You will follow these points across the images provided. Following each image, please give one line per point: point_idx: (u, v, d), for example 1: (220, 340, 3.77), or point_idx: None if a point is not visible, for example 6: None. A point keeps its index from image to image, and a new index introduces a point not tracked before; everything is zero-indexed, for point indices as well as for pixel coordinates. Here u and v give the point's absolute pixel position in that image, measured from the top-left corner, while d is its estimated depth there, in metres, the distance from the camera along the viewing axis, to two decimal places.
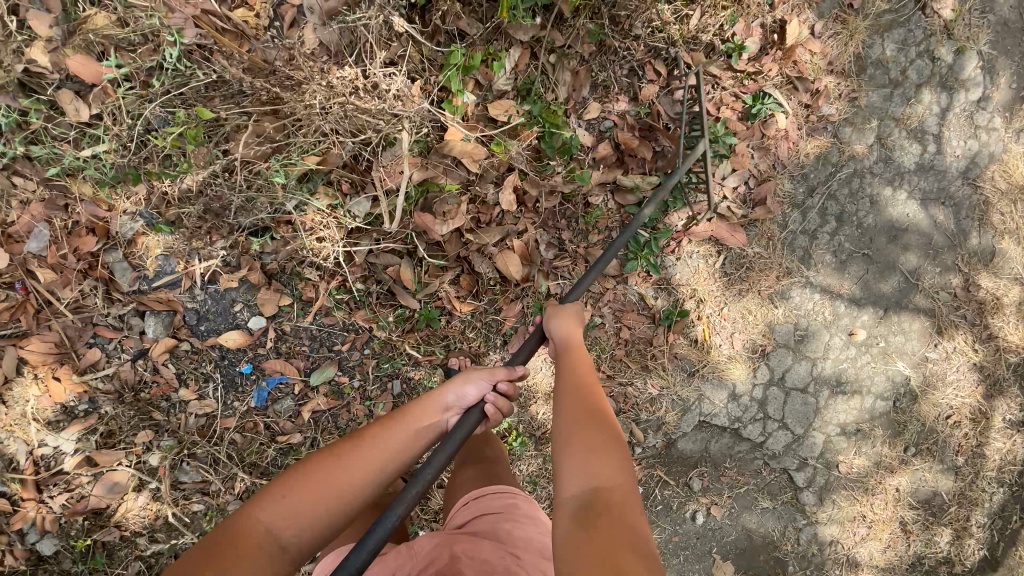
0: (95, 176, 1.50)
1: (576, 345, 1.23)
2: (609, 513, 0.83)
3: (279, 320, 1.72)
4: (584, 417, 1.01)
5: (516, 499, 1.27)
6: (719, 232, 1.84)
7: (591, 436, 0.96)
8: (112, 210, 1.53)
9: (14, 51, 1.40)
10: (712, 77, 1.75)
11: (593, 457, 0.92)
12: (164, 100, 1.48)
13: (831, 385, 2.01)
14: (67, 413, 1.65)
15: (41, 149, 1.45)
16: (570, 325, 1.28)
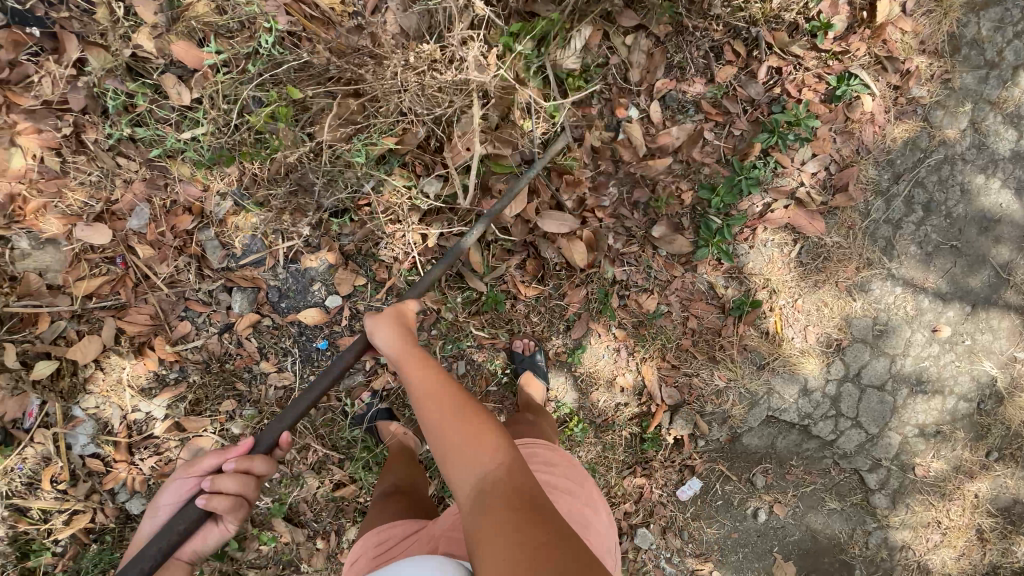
0: (193, 156, 1.59)
1: (408, 347, 1.14)
2: (503, 493, 0.85)
3: (353, 300, 1.79)
4: (447, 415, 0.97)
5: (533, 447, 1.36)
6: (796, 220, 1.78)
7: (466, 429, 0.94)
8: (208, 190, 1.63)
9: (122, 36, 1.50)
10: (794, 57, 1.68)
11: (473, 450, 0.91)
12: (256, 82, 1.56)
13: (911, 384, 1.91)
14: (159, 381, 1.77)
15: (144, 131, 1.56)
16: (394, 333, 1.17)
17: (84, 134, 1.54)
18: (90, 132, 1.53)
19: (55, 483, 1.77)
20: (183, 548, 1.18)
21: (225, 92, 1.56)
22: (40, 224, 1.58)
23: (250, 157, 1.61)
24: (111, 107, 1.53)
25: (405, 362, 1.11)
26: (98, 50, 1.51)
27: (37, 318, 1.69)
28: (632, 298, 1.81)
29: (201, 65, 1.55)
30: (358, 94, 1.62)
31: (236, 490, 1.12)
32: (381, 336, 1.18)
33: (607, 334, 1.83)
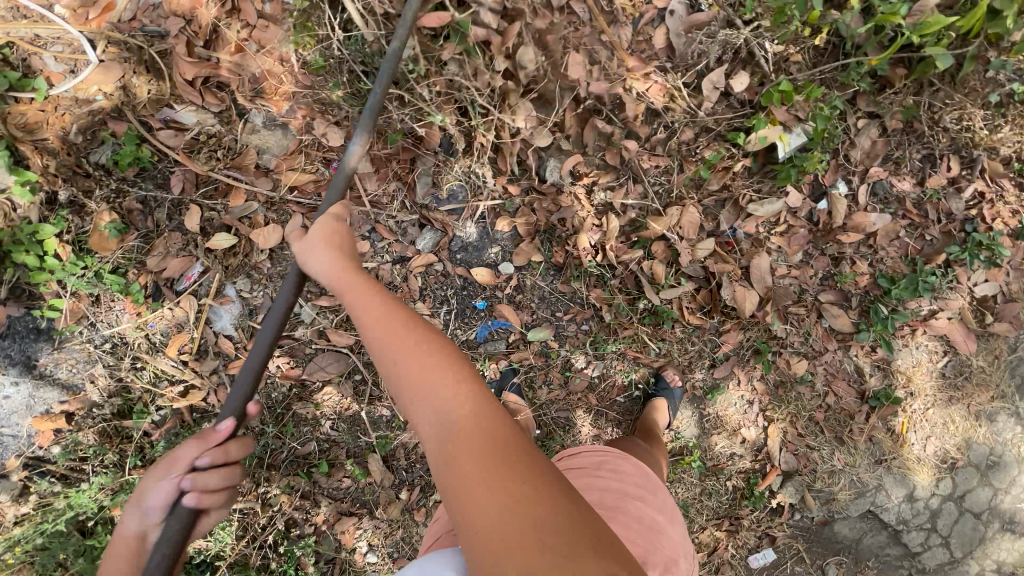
0: (441, 93, 1.66)
1: (353, 273, 1.03)
2: (474, 436, 0.74)
3: (524, 273, 1.83)
4: (408, 352, 0.86)
5: (610, 461, 1.30)
6: (954, 334, 1.86)
7: (418, 360, 0.84)
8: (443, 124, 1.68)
9: None
10: (999, 188, 1.79)
11: (437, 393, 0.80)
12: (531, 52, 1.64)
13: (1004, 521, 1.96)
14: (320, 288, 1.80)
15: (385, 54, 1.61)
16: (347, 263, 1.06)
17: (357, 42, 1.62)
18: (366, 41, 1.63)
19: (178, 353, 1.77)
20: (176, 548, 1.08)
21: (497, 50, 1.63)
22: (283, 108, 1.67)
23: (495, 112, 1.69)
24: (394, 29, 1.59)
25: (358, 289, 1.00)
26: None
27: (234, 191, 1.72)
28: (783, 357, 1.85)
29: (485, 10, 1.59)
30: (610, 85, 1.68)
31: (225, 483, 1.11)
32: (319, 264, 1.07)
33: (746, 383, 1.87)
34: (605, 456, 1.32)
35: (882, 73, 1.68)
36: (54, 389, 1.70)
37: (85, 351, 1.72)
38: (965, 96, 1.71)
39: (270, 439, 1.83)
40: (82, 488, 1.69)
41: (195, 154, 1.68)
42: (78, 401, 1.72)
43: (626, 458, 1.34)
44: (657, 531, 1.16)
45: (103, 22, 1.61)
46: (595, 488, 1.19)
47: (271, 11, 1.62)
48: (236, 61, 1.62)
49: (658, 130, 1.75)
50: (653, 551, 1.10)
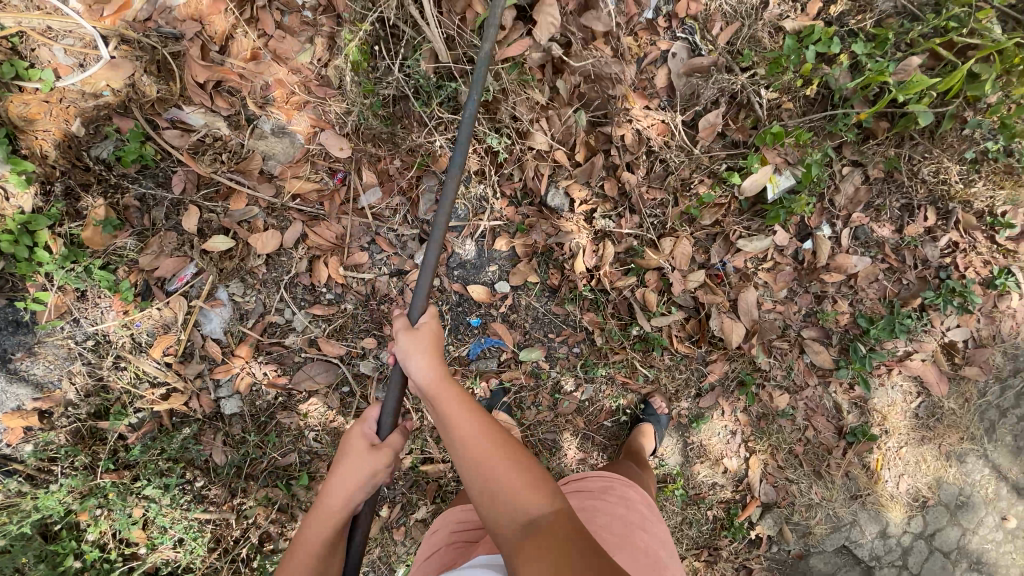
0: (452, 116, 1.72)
1: (445, 377, 1.03)
2: (560, 538, 0.82)
3: (519, 293, 1.86)
4: (491, 459, 0.91)
5: (614, 487, 1.35)
6: (927, 375, 1.93)
7: (504, 464, 0.90)
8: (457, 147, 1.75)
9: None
10: (972, 239, 1.90)
11: (519, 498, 0.87)
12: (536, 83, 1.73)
13: (970, 560, 2.01)
14: (314, 296, 1.79)
15: (422, 80, 1.66)
16: (431, 357, 1.07)
17: (377, 62, 1.67)
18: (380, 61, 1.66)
19: (163, 354, 1.74)
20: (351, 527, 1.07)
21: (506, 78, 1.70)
22: (293, 117, 1.69)
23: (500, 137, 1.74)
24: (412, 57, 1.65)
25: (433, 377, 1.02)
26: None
27: (235, 195, 1.72)
28: (766, 390, 1.90)
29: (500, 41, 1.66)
30: (612, 119, 1.75)
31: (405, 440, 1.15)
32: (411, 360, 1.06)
33: (730, 413, 1.91)
34: (610, 482, 1.36)
35: (867, 125, 1.78)
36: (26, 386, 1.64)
37: (65, 347, 1.67)
38: (942, 151, 1.82)
39: (251, 448, 1.79)
40: (49, 490, 1.63)
41: (200, 155, 1.68)
42: (53, 398, 1.66)
43: (630, 487, 1.37)
44: (660, 563, 1.18)
45: (117, 19, 1.59)
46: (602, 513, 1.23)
47: (290, 23, 1.66)
48: (250, 68, 1.65)
49: (657, 164, 1.81)
50: None
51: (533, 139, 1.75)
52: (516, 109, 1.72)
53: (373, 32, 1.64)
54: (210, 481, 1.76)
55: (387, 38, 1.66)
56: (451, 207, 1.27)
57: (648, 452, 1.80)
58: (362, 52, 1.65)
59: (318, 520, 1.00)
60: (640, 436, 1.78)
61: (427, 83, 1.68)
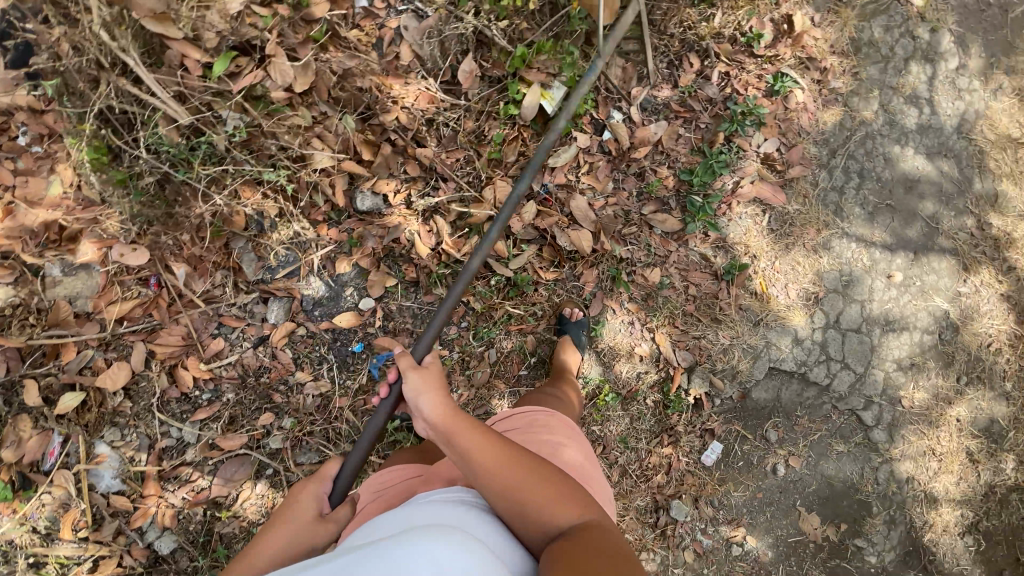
0: (220, 173, 1.63)
1: (456, 412, 1.07)
2: (590, 539, 0.86)
3: (386, 301, 1.85)
4: (507, 470, 0.95)
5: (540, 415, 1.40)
6: (762, 193, 2.09)
7: (530, 480, 0.94)
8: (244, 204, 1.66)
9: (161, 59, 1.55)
10: (738, 62, 2.06)
11: (537, 503, 0.92)
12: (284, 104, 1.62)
13: (881, 324, 2.17)
14: (192, 403, 1.75)
15: (171, 149, 1.57)
16: (438, 396, 1.12)
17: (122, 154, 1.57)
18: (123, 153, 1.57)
19: (75, 531, 1.66)
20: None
21: (250, 114, 1.60)
22: (76, 250, 1.63)
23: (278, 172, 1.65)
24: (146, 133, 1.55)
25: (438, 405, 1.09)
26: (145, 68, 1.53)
27: (64, 348, 1.67)
28: (638, 274, 2.03)
29: (224, 82, 1.57)
30: (379, 104, 1.73)
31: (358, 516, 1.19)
32: (426, 401, 1.10)
33: (620, 309, 2.03)
34: (546, 415, 1.41)
35: (598, 10, 1.90)
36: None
37: None
38: (673, 3, 1.99)
39: (207, 572, 1.73)
40: None
41: (8, 329, 1.62)
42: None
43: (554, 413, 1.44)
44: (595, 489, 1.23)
45: None
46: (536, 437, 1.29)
47: (24, 165, 1.59)
48: (9, 224, 1.58)
49: (444, 127, 1.83)
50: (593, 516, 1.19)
51: (312, 161, 1.68)
52: (276, 140, 1.63)
53: (106, 127, 1.56)
54: None
55: (119, 127, 1.57)
56: (439, 325, 1.52)
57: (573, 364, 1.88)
58: (98, 150, 1.54)
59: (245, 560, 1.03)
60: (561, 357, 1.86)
61: (180, 149, 1.58)
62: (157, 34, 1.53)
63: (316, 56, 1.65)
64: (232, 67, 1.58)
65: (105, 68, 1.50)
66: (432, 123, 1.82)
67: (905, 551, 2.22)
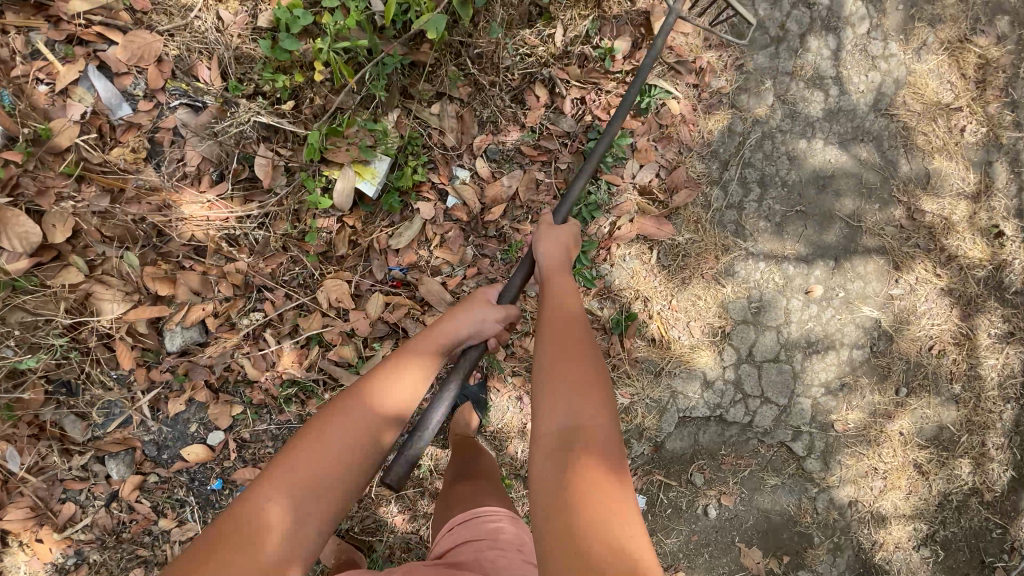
0: None
1: (561, 270, 1.16)
2: (589, 445, 0.78)
3: (237, 430, 1.70)
4: (578, 348, 0.91)
5: (500, 520, 1.21)
6: (645, 229, 1.83)
7: (566, 366, 0.88)
8: (24, 390, 1.47)
9: None
10: (594, 83, 1.76)
11: (575, 397, 0.83)
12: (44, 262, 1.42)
13: (803, 347, 1.95)
14: (56, 572, 1.66)
15: None
16: (553, 245, 1.21)
17: None
18: None
19: None
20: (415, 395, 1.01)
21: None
22: None
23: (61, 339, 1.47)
24: None
25: (563, 303, 1.04)
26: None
27: None
28: (518, 344, 1.84)
29: None
30: (169, 228, 1.52)
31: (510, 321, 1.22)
32: (541, 250, 1.21)
33: (505, 386, 1.85)
34: (499, 519, 1.21)
35: (408, 60, 1.62)
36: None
37: None
38: (504, 31, 1.69)
39: None
40: None
41: None
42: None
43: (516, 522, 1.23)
44: None
45: None
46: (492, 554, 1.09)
47: None
48: None
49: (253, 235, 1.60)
50: None
51: (96, 319, 1.48)
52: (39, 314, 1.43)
53: None
54: None
55: None
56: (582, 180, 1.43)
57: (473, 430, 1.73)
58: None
59: (315, 436, 0.85)
60: (465, 419, 1.71)
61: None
62: None
63: (71, 195, 1.43)
64: None
65: None
66: (235, 239, 1.59)
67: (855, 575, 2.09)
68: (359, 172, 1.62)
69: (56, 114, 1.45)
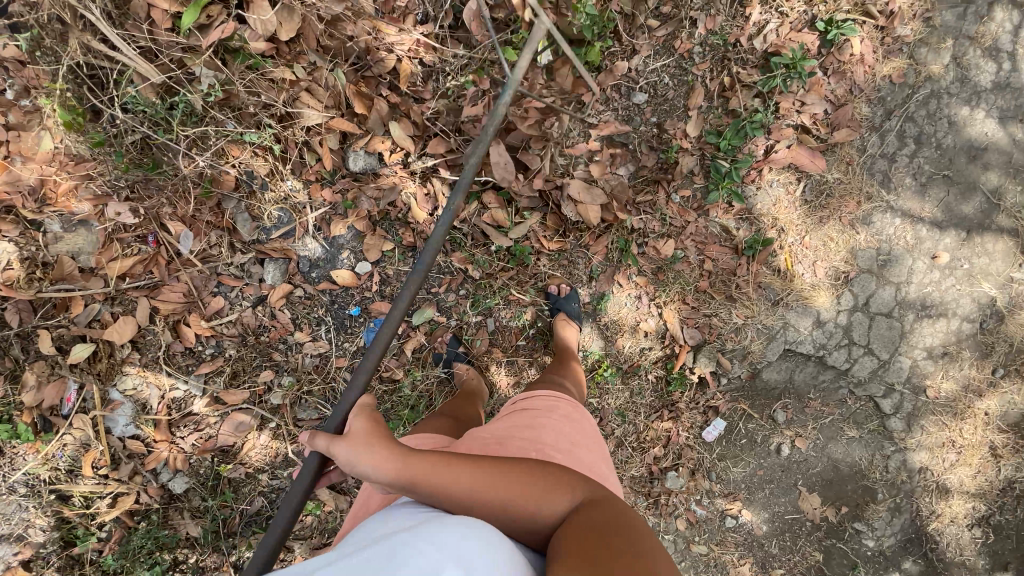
0: (202, 134, 1.55)
1: (410, 450, 0.94)
2: (594, 513, 0.83)
3: (382, 265, 1.81)
4: (506, 479, 0.89)
5: (557, 403, 1.31)
6: (799, 159, 1.87)
7: (523, 487, 0.87)
8: (225, 169, 1.61)
9: (127, 14, 1.42)
10: (784, 3, 1.78)
11: (547, 491, 0.87)
12: (272, 57, 1.53)
13: (916, 309, 1.99)
14: (196, 358, 1.78)
15: (149, 108, 1.47)
16: (374, 444, 0.97)
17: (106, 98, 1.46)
18: (103, 101, 1.46)
19: (95, 468, 1.75)
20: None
21: (230, 72, 1.50)
22: (73, 205, 1.59)
23: (266, 132, 1.59)
24: (122, 89, 1.44)
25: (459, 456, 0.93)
26: (106, 21, 1.40)
27: (73, 301, 1.67)
28: (650, 246, 1.89)
29: (195, 34, 1.45)
30: (375, 55, 1.62)
31: None
32: (371, 461, 0.94)
33: (627, 282, 1.92)
34: (556, 403, 1.31)
35: None
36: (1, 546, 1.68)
37: (7, 502, 1.67)
38: None
39: (217, 511, 1.84)
40: None
41: (17, 282, 1.60)
42: (26, 548, 1.69)
43: (575, 407, 1.33)
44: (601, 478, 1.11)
45: None
46: (547, 425, 1.18)
47: (14, 118, 1.49)
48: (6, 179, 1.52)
49: (446, 79, 1.69)
50: None
51: (301, 118, 1.60)
52: (261, 96, 1.55)
53: (82, 77, 1.43)
54: (200, 554, 1.83)
55: (92, 86, 1.45)
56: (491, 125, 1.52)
57: (574, 343, 1.81)
58: (73, 110, 1.45)
59: None
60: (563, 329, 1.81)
61: (155, 108, 1.48)
62: None
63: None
64: (205, 19, 1.45)
65: (69, 24, 1.38)
66: (431, 76, 1.69)
67: (905, 538, 2.17)
68: (530, 47, 1.67)
69: None
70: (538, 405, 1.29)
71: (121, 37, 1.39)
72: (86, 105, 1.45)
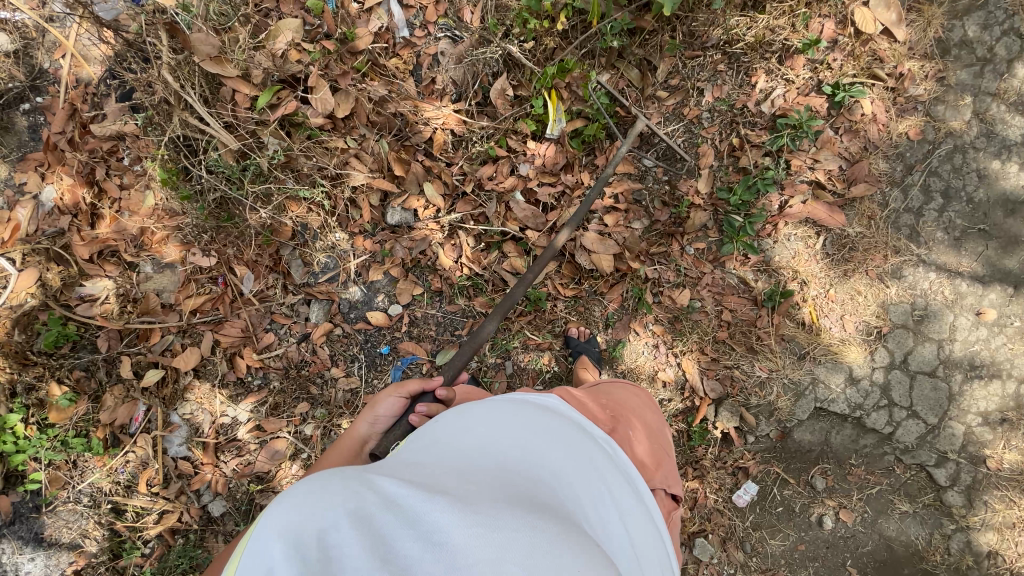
0: (268, 190, 1.86)
1: None
2: None
3: (412, 308, 1.98)
4: None
5: (625, 386, 1.44)
6: (816, 213, 1.90)
7: None
8: (286, 221, 1.90)
9: (220, 99, 1.80)
10: (789, 72, 1.90)
11: None
12: (330, 131, 1.86)
13: (963, 369, 1.86)
14: (245, 387, 1.98)
15: (227, 169, 1.81)
16: None
17: (194, 163, 1.81)
18: (194, 167, 1.81)
19: (149, 486, 1.90)
20: (351, 430, 1.27)
21: (295, 142, 1.84)
22: (164, 251, 1.92)
23: (319, 191, 1.88)
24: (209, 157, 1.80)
25: None
26: (202, 102, 1.78)
27: (151, 332, 1.93)
28: (666, 295, 1.94)
29: (264, 110, 1.80)
30: (413, 126, 1.90)
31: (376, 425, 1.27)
32: None
33: (644, 331, 1.96)
34: (624, 387, 1.43)
35: (631, 26, 1.90)
36: (60, 553, 1.83)
37: (72, 511, 1.85)
38: (714, 14, 1.90)
39: None
40: None
41: (112, 314, 1.90)
42: (80, 556, 1.84)
43: (638, 392, 1.43)
44: (663, 451, 1.22)
45: (15, 241, 1.85)
46: (619, 395, 1.34)
47: (127, 180, 1.89)
48: (116, 230, 1.89)
49: (472, 143, 1.94)
50: (660, 466, 1.17)
51: (349, 179, 1.88)
52: (314, 160, 1.86)
53: (179, 148, 1.81)
54: None
55: (188, 154, 1.83)
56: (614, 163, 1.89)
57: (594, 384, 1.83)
58: (170, 170, 1.80)
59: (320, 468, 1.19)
60: (580, 367, 1.84)
61: (232, 169, 1.81)
62: (217, 76, 1.79)
63: (356, 84, 1.85)
64: (275, 99, 1.82)
65: (172, 105, 1.76)
66: (461, 143, 1.94)
67: None
68: (543, 119, 1.91)
69: (360, 25, 1.87)
70: (613, 388, 1.39)
71: (211, 114, 1.76)
72: (179, 166, 1.82)
